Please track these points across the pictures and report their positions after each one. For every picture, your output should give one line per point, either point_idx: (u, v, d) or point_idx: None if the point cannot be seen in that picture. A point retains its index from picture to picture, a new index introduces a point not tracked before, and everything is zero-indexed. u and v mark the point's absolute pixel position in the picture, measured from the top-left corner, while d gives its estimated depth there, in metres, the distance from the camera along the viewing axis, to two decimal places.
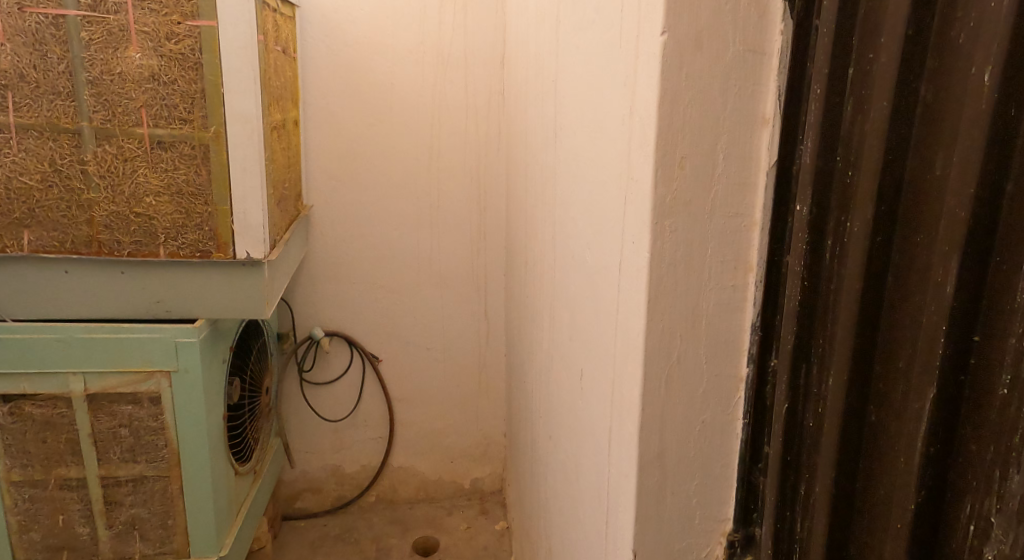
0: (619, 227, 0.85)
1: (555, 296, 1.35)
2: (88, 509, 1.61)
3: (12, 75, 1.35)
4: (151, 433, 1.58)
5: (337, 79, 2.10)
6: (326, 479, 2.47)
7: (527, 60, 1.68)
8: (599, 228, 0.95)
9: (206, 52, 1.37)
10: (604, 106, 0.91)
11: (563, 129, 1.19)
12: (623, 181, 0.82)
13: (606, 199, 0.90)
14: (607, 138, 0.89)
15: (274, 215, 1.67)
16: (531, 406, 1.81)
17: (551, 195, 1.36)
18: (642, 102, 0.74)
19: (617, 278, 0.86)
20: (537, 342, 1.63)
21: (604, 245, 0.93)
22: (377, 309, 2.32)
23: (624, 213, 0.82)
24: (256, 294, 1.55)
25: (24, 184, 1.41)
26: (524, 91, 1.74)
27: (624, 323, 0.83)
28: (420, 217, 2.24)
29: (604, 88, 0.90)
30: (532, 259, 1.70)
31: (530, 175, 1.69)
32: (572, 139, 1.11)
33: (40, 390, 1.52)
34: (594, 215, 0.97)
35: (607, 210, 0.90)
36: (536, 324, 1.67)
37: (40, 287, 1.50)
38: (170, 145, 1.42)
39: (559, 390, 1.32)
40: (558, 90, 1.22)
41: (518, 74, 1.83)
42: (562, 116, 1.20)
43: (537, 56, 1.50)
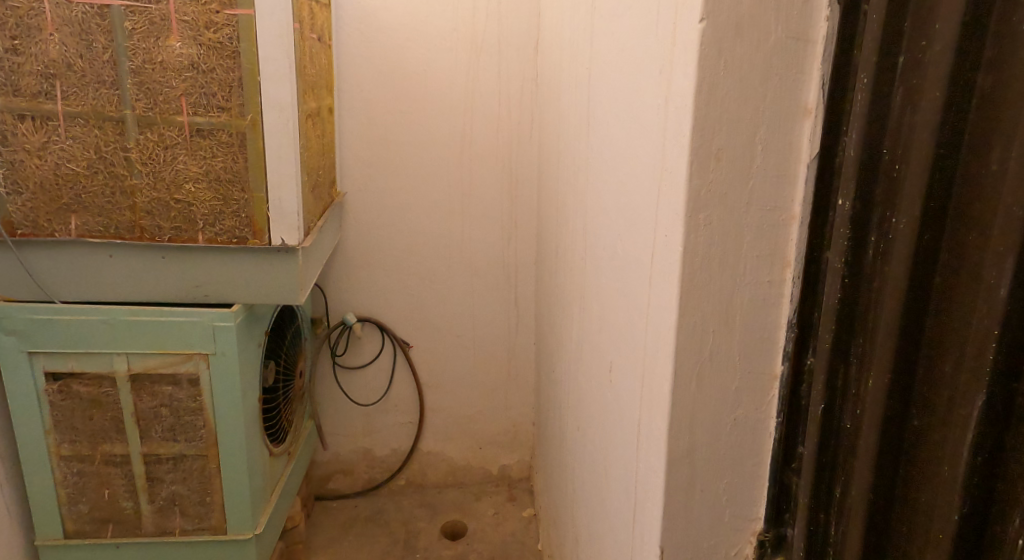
0: (652, 220, 0.84)
1: (585, 286, 1.35)
2: (131, 485, 1.65)
3: (59, 64, 1.37)
4: (190, 413, 1.62)
5: (373, 66, 2.11)
6: (358, 461, 2.51)
7: (561, 45, 1.67)
8: (632, 222, 0.95)
9: (244, 41, 1.39)
10: (639, 98, 0.90)
11: (595, 122, 1.20)
12: (658, 173, 0.81)
13: (640, 192, 0.90)
14: (642, 130, 0.88)
15: (309, 201, 1.69)
16: (560, 393, 1.82)
17: (583, 187, 1.36)
18: (680, 94, 0.73)
19: (650, 272, 0.86)
20: (567, 331, 1.64)
21: (636, 239, 0.92)
22: (407, 296, 2.33)
23: (657, 206, 0.82)
24: (290, 280, 1.57)
25: (70, 171, 1.44)
26: (558, 76, 1.73)
27: (655, 316, 0.83)
28: (452, 205, 2.25)
29: (640, 80, 0.90)
30: (563, 247, 1.70)
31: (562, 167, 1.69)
32: (606, 130, 1.11)
33: (87, 369, 1.56)
34: (627, 208, 0.97)
35: (641, 203, 0.90)
36: (566, 315, 1.68)
37: (86, 270, 1.53)
38: (209, 132, 1.44)
39: (588, 380, 1.32)
40: (593, 83, 1.22)
41: (553, 60, 1.83)
42: (595, 108, 1.20)
43: (571, 50, 1.50)
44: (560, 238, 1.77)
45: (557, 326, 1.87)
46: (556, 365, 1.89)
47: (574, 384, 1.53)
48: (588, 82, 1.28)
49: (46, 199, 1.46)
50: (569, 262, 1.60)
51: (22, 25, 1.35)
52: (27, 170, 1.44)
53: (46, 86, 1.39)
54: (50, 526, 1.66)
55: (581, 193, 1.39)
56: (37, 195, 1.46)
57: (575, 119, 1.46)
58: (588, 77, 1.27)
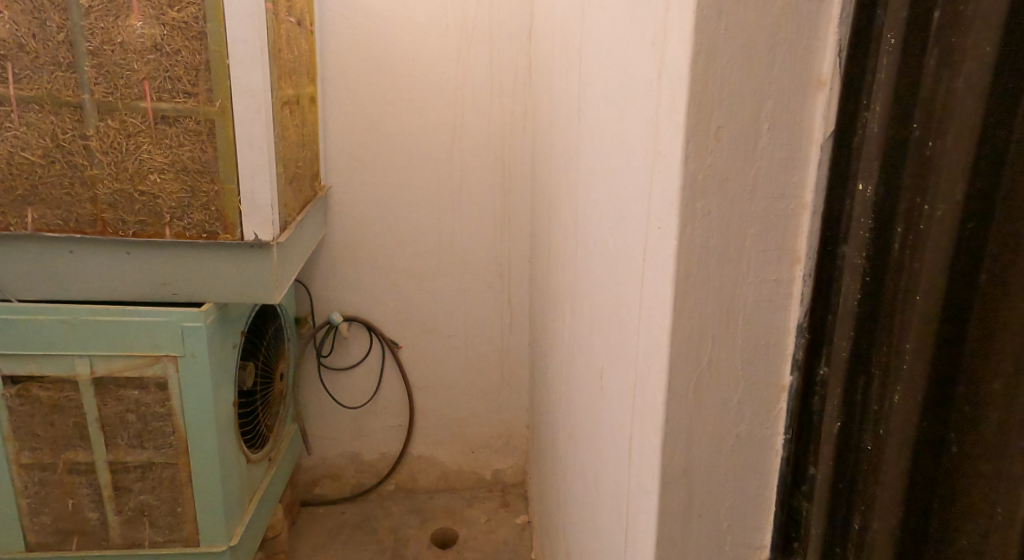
0: (644, 211, 0.75)
1: (577, 286, 1.26)
2: (97, 494, 1.57)
3: (11, 45, 1.30)
4: (159, 419, 1.53)
5: (358, 53, 2.02)
6: (345, 465, 2.42)
7: (553, 30, 1.58)
8: (625, 215, 0.85)
9: (210, 20, 1.32)
10: (631, 76, 0.80)
11: (586, 107, 1.11)
12: (651, 158, 0.72)
13: (633, 182, 0.80)
14: (635, 111, 0.79)
15: (285, 194, 1.59)
16: (553, 398, 1.72)
17: (574, 177, 1.27)
18: (671, 64, 0.64)
19: (642, 270, 0.76)
20: (560, 331, 1.54)
21: (629, 233, 0.83)
22: (395, 294, 2.24)
23: (648, 194, 0.73)
24: (265, 278, 1.49)
25: (26, 160, 1.37)
26: (550, 63, 1.64)
27: (647, 318, 0.74)
28: (442, 201, 2.16)
29: (632, 55, 0.80)
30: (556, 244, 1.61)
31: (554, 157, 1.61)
32: (597, 113, 1.01)
33: (47, 372, 1.47)
34: (619, 198, 0.88)
35: (634, 193, 0.80)
36: (558, 315, 1.59)
37: (45, 267, 1.45)
38: (174, 119, 1.36)
39: (579, 385, 1.23)
40: (583, 66, 1.13)
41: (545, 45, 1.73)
42: (586, 92, 1.12)
43: (563, 31, 1.41)
44: (552, 232, 1.68)
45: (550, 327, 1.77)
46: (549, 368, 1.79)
47: (566, 390, 1.44)
48: (578, 65, 1.19)
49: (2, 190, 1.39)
50: (562, 258, 1.51)
51: None
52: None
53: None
54: (11, 537, 1.57)
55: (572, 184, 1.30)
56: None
57: (566, 106, 1.37)
58: (578, 60, 1.19)
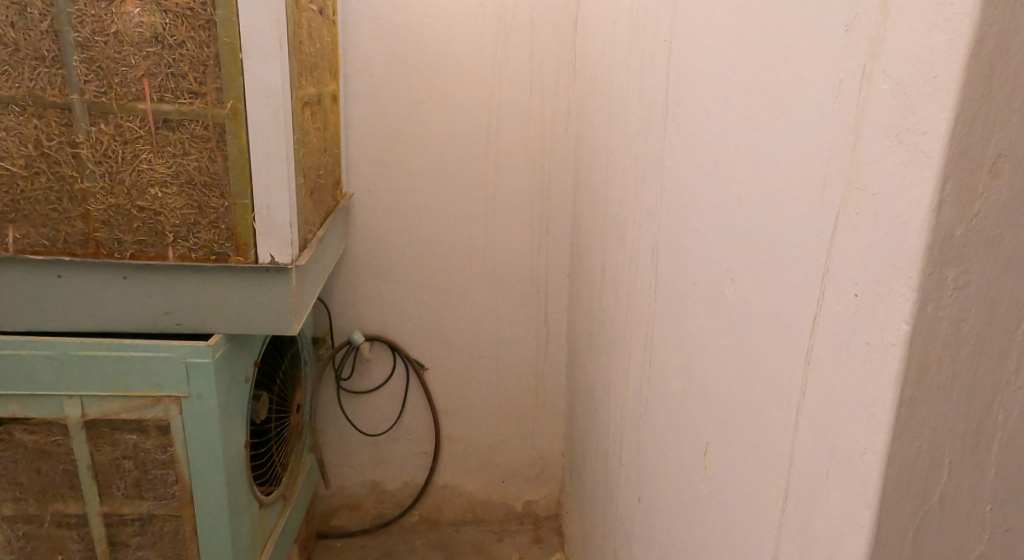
0: (821, 267, 0.57)
1: (657, 329, 1.04)
2: (90, 550, 1.39)
3: None
4: (160, 466, 1.35)
5: (385, 47, 1.81)
6: (365, 495, 2.19)
7: (616, 21, 1.37)
8: (762, 265, 0.67)
9: (220, 7, 1.15)
10: (785, 78, 0.63)
11: (683, 112, 0.91)
12: (841, 195, 0.55)
13: (792, 224, 0.61)
14: (796, 129, 0.61)
15: (305, 207, 1.39)
16: (607, 442, 1.49)
17: (662, 202, 1.02)
18: (889, 64, 0.50)
19: (809, 344, 0.59)
20: (622, 370, 1.32)
21: (776, 289, 0.64)
22: (422, 311, 2.02)
23: (832, 246, 0.56)
24: (282, 307, 1.31)
25: (6, 172, 1.20)
26: (610, 58, 1.43)
27: (821, 403, 0.57)
28: (474, 209, 1.94)
29: (786, 50, 0.63)
30: (616, 268, 1.39)
31: (616, 165, 1.39)
32: (711, 126, 0.80)
33: (33, 414, 1.30)
34: (749, 237, 0.70)
35: (792, 238, 0.61)
36: (620, 349, 1.35)
37: (29, 294, 1.28)
38: (178, 124, 1.20)
39: (664, 453, 1.00)
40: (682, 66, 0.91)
41: (601, 35, 1.52)
42: (684, 92, 0.90)
43: (638, 20, 1.19)
44: (609, 252, 1.47)
45: (603, 359, 1.54)
46: (602, 403, 1.56)
47: (635, 446, 1.20)
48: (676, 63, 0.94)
49: None
50: (626, 284, 1.29)
51: None
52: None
53: None
54: None
55: (653, 206, 1.07)
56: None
57: (642, 107, 1.16)
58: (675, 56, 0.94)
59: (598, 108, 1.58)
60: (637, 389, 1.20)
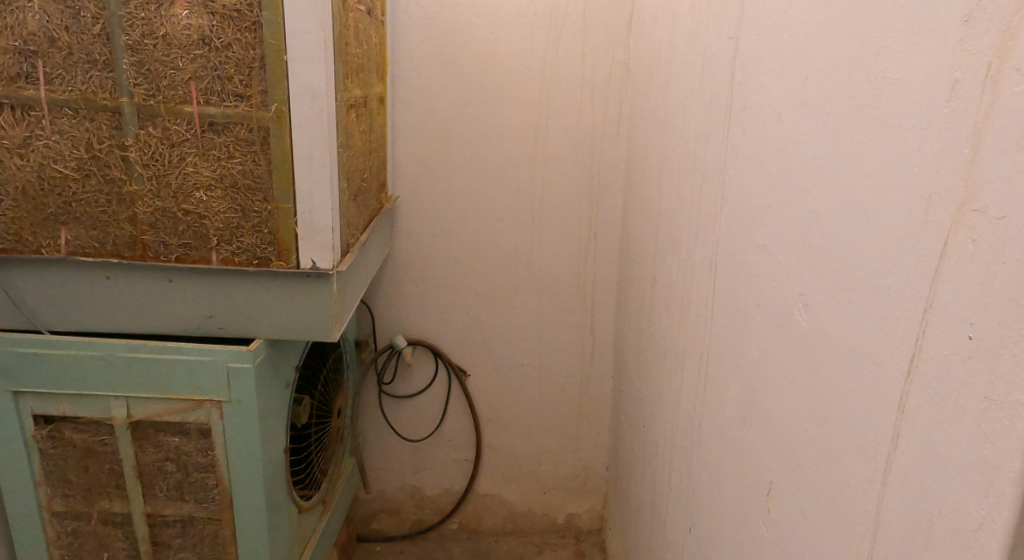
0: (924, 301, 0.59)
1: (735, 353, 1.00)
2: (134, 549, 1.40)
3: (41, 39, 1.14)
4: (201, 470, 1.35)
5: (434, 47, 1.79)
6: (405, 500, 2.18)
7: (678, 21, 1.32)
8: (843, 293, 0.70)
9: (267, 8, 1.14)
10: (881, 76, 0.66)
11: (752, 118, 0.95)
12: (951, 220, 0.57)
13: (883, 248, 0.64)
14: (894, 143, 0.63)
15: (348, 212, 1.37)
16: (658, 460, 1.44)
17: (725, 212, 1.05)
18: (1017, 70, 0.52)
19: (906, 384, 0.61)
20: (680, 388, 1.26)
21: (865, 321, 0.67)
22: (465, 317, 2.00)
23: (938, 277, 0.58)
24: (323, 313, 1.29)
25: (58, 174, 1.21)
26: (669, 59, 1.38)
27: (925, 448, 0.59)
28: (520, 213, 1.90)
29: (883, 45, 0.65)
30: (672, 279, 1.33)
31: (673, 170, 1.35)
32: (801, 134, 0.80)
33: (81, 413, 1.31)
34: (827, 259, 0.74)
35: (882, 266, 0.64)
36: (675, 364, 1.31)
37: (78, 295, 1.28)
38: (223, 127, 1.19)
39: (739, 481, 0.97)
40: (753, 73, 0.95)
41: (660, 35, 1.46)
42: (755, 96, 0.94)
43: (707, 19, 1.15)
44: (661, 263, 1.43)
45: (655, 372, 1.49)
46: (652, 417, 1.51)
47: (695, 469, 1.16)
48: (744, 70, 0.98)
49: (33, 207, 1.23)
50: (685, 295, 1.25)
51: None
52: (8, 172, 1.21)
53: (28, 68, 1.16)
54: None
55: (726, 218, 1.04)
56: (20, 202, 1.23)
57: (714, 110, 1.11)
58: (745, 63, 0.98)
59: (652, 111, 1.54)
60: (698, 408, 1.16)
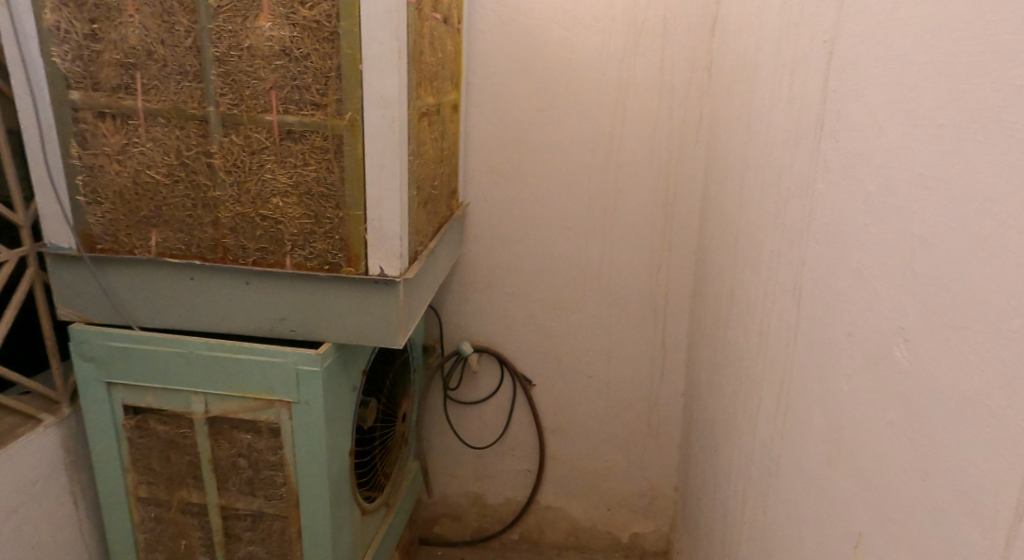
0: None
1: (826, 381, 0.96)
2: (209, 539, 1.45)
3: (139, 52, 1.20)
4: (271, 467, 1.39)
5: (510, 54, 1.79)
6: (468, 506, 2.19)
7: (766, 30, 1.27)
8: (953, 330, 0.69)
9: (344, 19, 1.16)
10: (1014, 84, 0.63)
11: (847, 127, 0.91)
12: None
13: (1003, 282, 0.63)
14: None
15: (417, 220, 1.39)
16: (732, 487, 1.38)
17: (813, 229, 1.01)
18: None
19: None
20: (760, 414, 1.21)
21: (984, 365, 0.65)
22: (533, 325, 1.99)
23: None
24: (389, 320, 1.31)
25: (151, 179, 1.27)
26: (756, 67, 1.33)
27: None
28: (591, 222, 1.88)
29: (1013, 49, 0.64)
30: (752, 298, 1.28)
31: (756, 182, 1.30)
32: (907, 148, 0.77)
33: (164, 406, 1.37)
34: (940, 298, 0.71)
35: (1003, 303, 0.63)
36: (753, 387, 1.26)
37: (164, 293, 1.34)
38: (300, 135, 1.22)
39: (830, 524, 0.92)
40: (848, 79, 0.91)
41: (746, 41, 1.42)
42: (850, 105, 0.91)
43: (799, 24, 1.10)
44: (740, 279, 1.38)
45: (729, 395, 1.44)
46: (726, 442, 1.45)
47: (777, 503, 1.11)
48: (838, 76, 0.95)
49: (127, 210, 1.29)
50: (765, 314, 1.21)
51: (103, 6, 1.19)
52: (106, 177, 1.28)
53: (126, 79, 1.22)
54: None
55: (817, 237, 1.00)
56: (116, 205, 1.29)
57: (804, 120, 1.06)
58: (839, 69, 0.94)
59: (735, 120, 1.49)
60: (780, 439, 1.11)
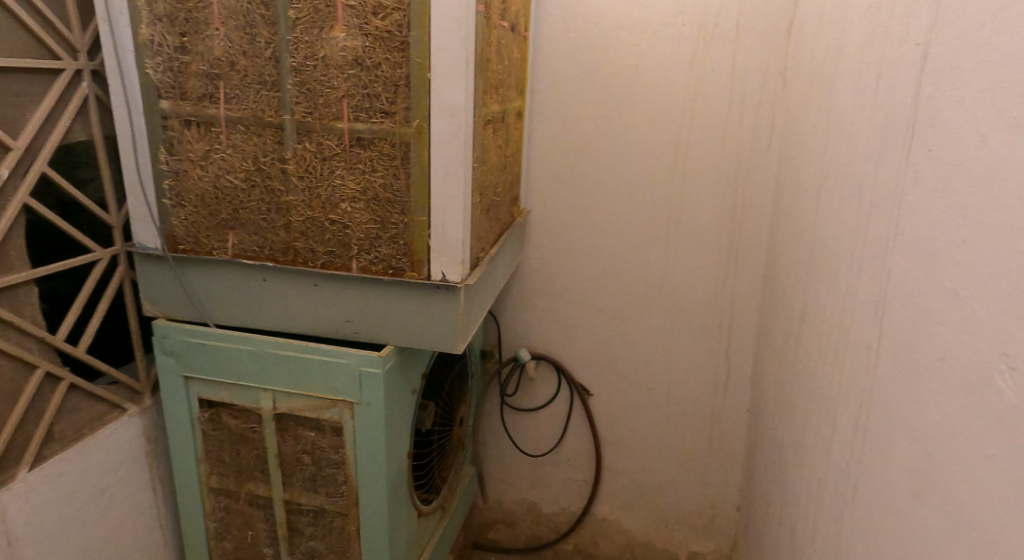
0: None
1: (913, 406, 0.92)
2: (274, 531, 1.50)
3: (223, 63, 1.26)
4: (333, 466, 1.42)
5: (577, 61, 1.79)
6: (522, 513, 2.19)
7: (849, 34, 1.23)
8: None
9: (415, 28, 1.19)
10: None
11: (947, 134, 0.88)
12: None
13: None
14: None
15: (479, 226, 1.41)
16: (802, 509, 1.35)
17: (899, 244, 0.98)
18: None
19: None
20: (835, 435, 1.18)
21: None
22: (593, 335, 1.98)
23: None
24: (449, 325, 1.33)
25: (230, 184, 1.33)
26: (837, 74, 1.29)
27: None
28: (656, 232, 1.87)
29: None
30: (829, 313, 1.24)
31: (834, 192, 1.26)
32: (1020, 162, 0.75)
33: (236, 401, 1.43)
34: None
35: None
36: (826, 406, 1.22)
37: (239, 293, 1.40)
38: (370, 142, 1.26)
39: (917, 558, 0.89)
40: (948, 84, 0.88)
41: (825, 48, 1.38)
42: (950, 111, 0.88)
43: (887, 25, 1.07)
44: (814, 293, 1.34)
45: (800, 413, 1.39)
46: (796, 462, 1.41)
47: (854, 532, 1.08)
48: (935, 80, 0.92)
49: (207, 213, 1.35)
50: (842, 330, 1.17)
51: (191, 20, 1.25)
52: (189, 181, 1.34)
53: (210, 89, 1.28)
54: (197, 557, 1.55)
55: (903, 253, 0.97)
56: (198, 208, 1.35)
57: (891, 127, 1.03)
58: (936, 73, 0.91)
59: (812, 129, 1.45)
60: (858, 463, 1.08)
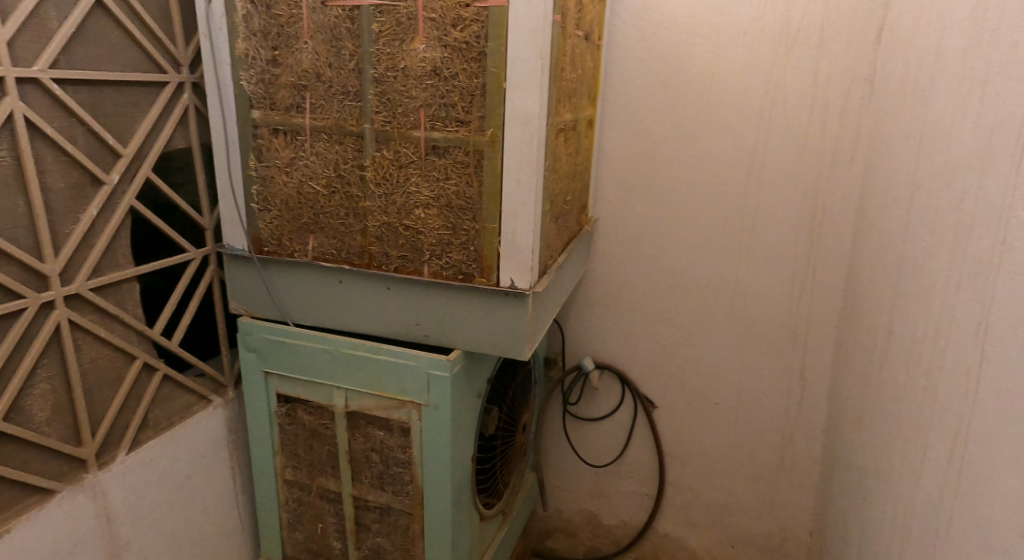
0: None
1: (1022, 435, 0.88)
2: (342, 525, 1.55)
3: (310, 74, 1.32)
4: (400, 465, 1.46)
5: (652, 70, 1.79)
6: (582, 523, 2.18)
7: (949, 39, 1.19)
8: None
9: (492, 39, 1.22)
10: None
11: None
12: None
13: None
14: None
15: (548, 234, 1.42)
16: (885, 535, 1.30)
17: (1007, 261, 0.95)
18: None
19: None
20: (925, 459, 1.13)
21: None
22: (661, 347, 1.96)
23: None
24: (516, 331, 1.34)
25: (312, 190, 1.38)
26: (933, 80, 1.25)
27: None
28: (729, 243, 1.84)
29: None
30: (921, 331, 1.20)
31: (929, 205, 1.21)
32: None
33: (311, 398, 1.48)
34: None
35: None
36: (916, 429, 1.18)
37: (316, 294, 1.45)
38: (445, 150, 1.29)
39: None
40: None
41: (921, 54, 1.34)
42: None
43: (994, 30, 1.02)
44: (903, 310, 1.30)
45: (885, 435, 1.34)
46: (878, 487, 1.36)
47: None
48: None
49: (290, 217, 1.41)
50: (935, 349, 1.13)
51: (282, 33, 1.31)
52: (275, 186, 1.40)
53: (297, 99, 1.34)
54: (269, 545, 1.62)
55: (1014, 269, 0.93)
56: (281, 212, 1.42)
57: (999, 134, 0.99)
58: None
59: (903, 140, 1.40)
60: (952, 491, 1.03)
